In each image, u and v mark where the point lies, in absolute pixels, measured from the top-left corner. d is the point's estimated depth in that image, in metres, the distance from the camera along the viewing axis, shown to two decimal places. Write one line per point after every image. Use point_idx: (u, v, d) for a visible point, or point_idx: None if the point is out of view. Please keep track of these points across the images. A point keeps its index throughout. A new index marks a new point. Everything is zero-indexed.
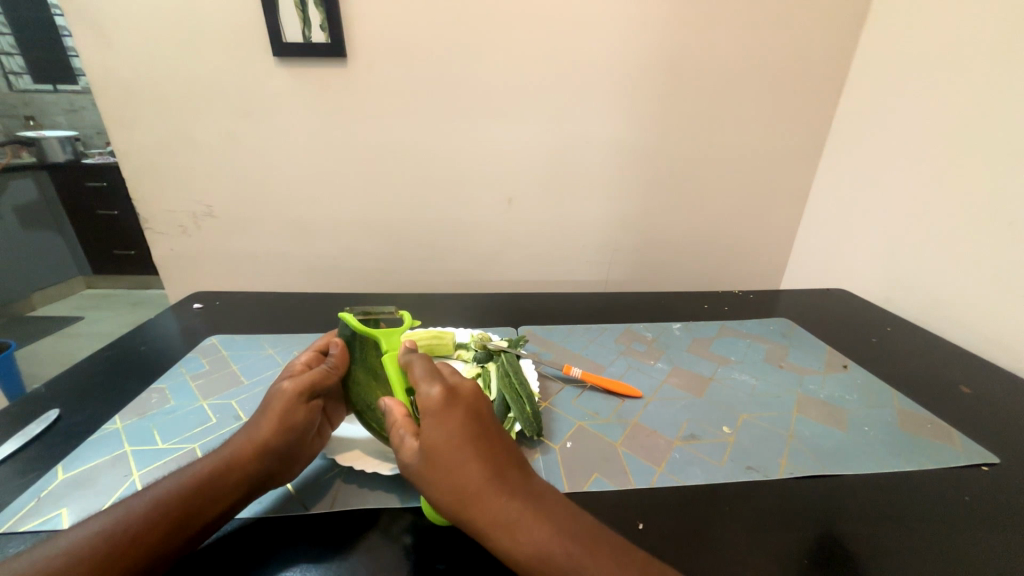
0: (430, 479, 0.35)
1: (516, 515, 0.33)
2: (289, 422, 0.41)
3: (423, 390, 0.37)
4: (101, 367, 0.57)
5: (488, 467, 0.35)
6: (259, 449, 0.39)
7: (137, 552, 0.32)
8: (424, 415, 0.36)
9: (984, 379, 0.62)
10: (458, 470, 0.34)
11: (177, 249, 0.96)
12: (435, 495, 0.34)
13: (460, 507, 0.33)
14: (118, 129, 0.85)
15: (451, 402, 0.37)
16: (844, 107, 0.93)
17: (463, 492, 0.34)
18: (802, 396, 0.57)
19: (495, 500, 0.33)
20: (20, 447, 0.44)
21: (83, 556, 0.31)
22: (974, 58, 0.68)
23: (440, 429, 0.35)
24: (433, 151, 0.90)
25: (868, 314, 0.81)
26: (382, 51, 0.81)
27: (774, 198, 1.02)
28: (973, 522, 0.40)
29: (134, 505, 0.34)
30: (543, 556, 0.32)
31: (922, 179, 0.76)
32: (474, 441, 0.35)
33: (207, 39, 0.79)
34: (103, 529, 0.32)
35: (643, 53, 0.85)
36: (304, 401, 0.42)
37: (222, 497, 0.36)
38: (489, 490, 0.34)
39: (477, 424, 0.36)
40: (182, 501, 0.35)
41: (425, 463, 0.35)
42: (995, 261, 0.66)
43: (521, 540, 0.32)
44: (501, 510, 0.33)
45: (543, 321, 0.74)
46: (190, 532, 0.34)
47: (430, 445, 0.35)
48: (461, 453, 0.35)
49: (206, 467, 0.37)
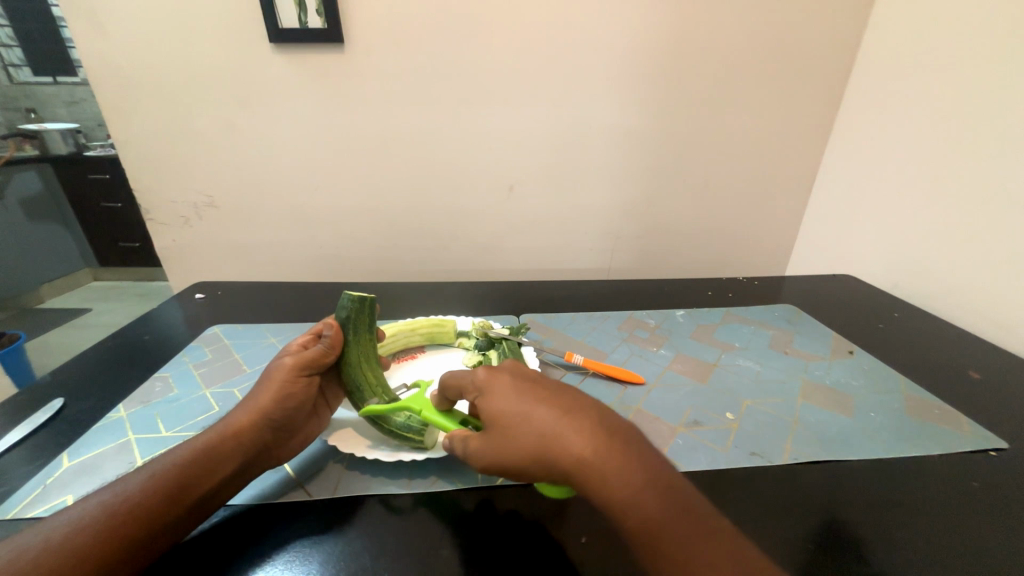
0: (501, 445, 0.34)
1: (599, 459, 0.31)
2: (288, 395, 0.42)
3: (467, 376, 0.38)
4: (105, 357, 0.57)
5: (556, 420, 0.34)
6: (256, 422, 0.40)
7: (138, 522, 0.32)
8: (479, 391, 0.37)
9: (993, 364, 0.61)
10: (524, 428, 0.34)
11: (178, 240, 0.96)
12: (512, 459, 0.33)
13: (542, 461, 0.32)
14: (117, 119, 0.84)
15: (497, 375, 0.38)
16: (853, 87, 0.90)
17: (540, 442, 0.33)
18: (806, 382, 0.57)
19: (571, 449, 0.32)
20: (25, 435, 0.44)
21: (85, 527, 0.31)
22: (990, 34, 0.66)
23: (497, 397, 0.36)
24: (432, 139, 0.89)
25: (874, 299, 0.80)
26: (378, 34, 0.80)
27: (781, 183, 1.00)
28: (980, 508, 0.40)
29: (133, 479, 0.34)
30: (631, 498, 0.30)
31: (932, 162, 0.74)
32: (534, 400, 0.35)
33: (201, 25, 0.77)
34: (104, 502, 0.33)
35: (647, 33, 0.83)
36: (304, 376, 0.43)
37: (221, 470, 0.37)
38: (565, 431, 0.33)
39: (528, 383, 0.37)
40: (182, 474, 0.35)
41: (492, 434, 0.35)
42: (1007, 245, 0.64)
43: (613, 471, 0.31)
44: (579, 458, 0.32)
45: (545, 309, 0.73)
46: (191, 502, 0.34)
47: (492, 414, 0.35)
48: (524, 412, 0.34)
49: (206, 442, 0.38)
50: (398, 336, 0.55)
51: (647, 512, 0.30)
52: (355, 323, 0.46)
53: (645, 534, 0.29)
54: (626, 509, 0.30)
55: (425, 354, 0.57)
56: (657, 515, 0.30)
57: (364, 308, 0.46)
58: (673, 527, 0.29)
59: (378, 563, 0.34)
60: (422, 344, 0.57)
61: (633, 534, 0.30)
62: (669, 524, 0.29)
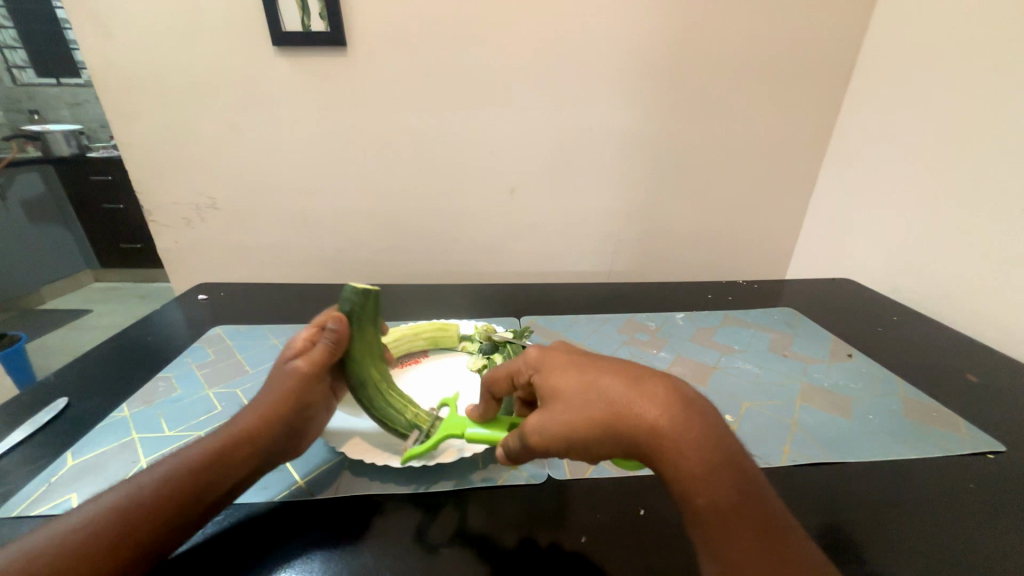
0: (568, 420, 0.33)
1: (674, 425, 0.31)
2: (305, 402, 0.42)
3: (518, 360, 0.38)
4: (108, 357, 0.58)
5: (624, 387, 0.33)
6: (272, 426, 0.40)
7: (154, 525, 0.32)
8: (538, 369, 0.37)
9: (991, 367, 0.62)
10: (592, 399, 0.33)
11: (180, 241, 0.97)
12: (581, 434, 0.32)
13: (612, 433, 0.32)
14: (120, 121, 0.85)
15: (551, 352, 0.38)
16: (851, 91, 0.91)
17: (609, 409, 0.32)
18: (806, 385, 0.57)
19: (644, 415, 0.31)
20: (29, 434, 0.44)
21: (102, 530, 0.31)
22: (986, 40, 0.66)
23: (556, 373, 0.36)
24: (433, 141, 0.89)
25: (873, 303, 0.80)
26: (381, 38, 0.80)
27: (780, 187, 1.00)
28: (977, 509, 0.40)
29: (146, 482, 0.34)
30: (707, 470, 0.30)
31: (930, 166, 0.75)
32: (598, 370, 0.34)
33: (204, 28, 0.78)
34: (116, 503, 0.33)
35: (647, 37, 0.83)
36: (320, 379, 0.43)
37: (236, 473, 0.37)
38: (635, 399, 0.32)
39: (587, 357, 0.36)
40: (196, 476, 0.35)
41: (554, 409, 0.34)
42: (1004, 249, 0.65)
43: (685, 437, 0.31)
44: (653, 425, 0.31)
45: (546, 312, 0.73)
46: (205, 505, 0.35)
47: (554, 390, 0.35)
48: (589, 383, 0.34)
49: (220, 443, 0.38)
50: (401, 341, 0.56)
51: (719, 483, 0.30)
52: (361, 318, 0.44)
53: (718, 509, 0.29)
54: (699, 483, 0.30)
55: (429, 358, 0.57)
56: (730, 488, 0.30)
57: (369, 302, 0.44)
58: (745, 505, 0.29)
59: (380, 562, 0.34)
60: (425, 348, 0.58)
61: (705, 506, 0.29)
62: (742, 499, 0.29)
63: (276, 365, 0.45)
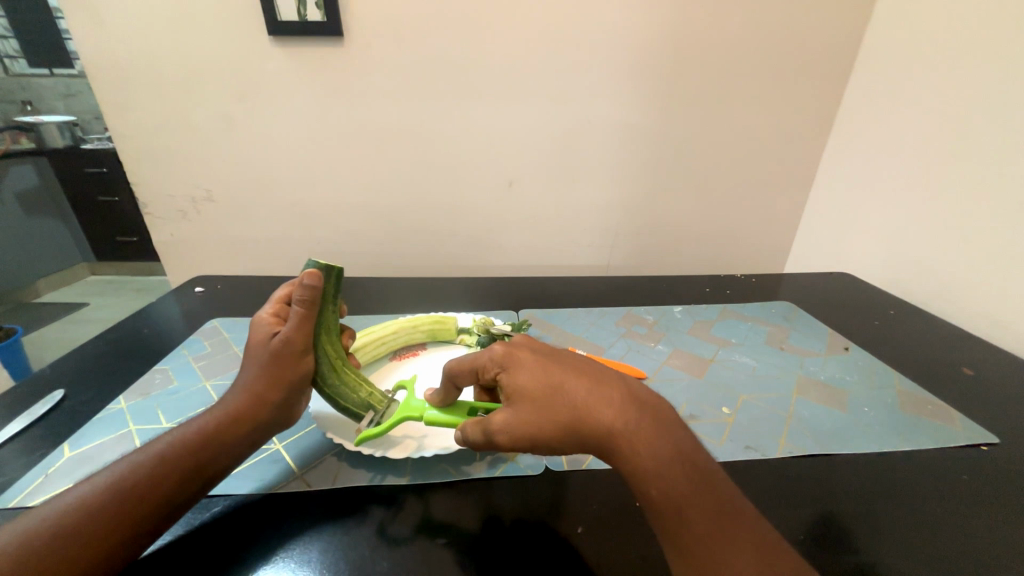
0: (533, 419, 0.34)
1: (631, 426, 0.32)
2: (298, 375, 0.41)
3: (483, 355, 0.38)
4: (104, 350, 0.58)
5: (587, 388, 0.34)
6: (267, 402, 0.40)
7: (149, 502, 0.33)
8: (502, 367, 0.37)
9: (986, 360, 0.62)
10: (557, 400, 0.34)
11: (177, 234, 0.96)
12: (544, 432, 0.33)
13: (574, 433, 0.33)
14: (113, 112, 0.84)
15: (516, 350, 0.38)
16: (851, 84, 0.90)
17: (573, 413, 0.33)
18: (802, 378, 0.57)
19: (604, 418, 0.33)
20: (26, 426, 0.44)
21: (97, 507, 0.32)
22: (986, 33, 0.66)
23: (521, 372, 0.36)
24: (431, 134, 0.89)
25: (870, 296, 0.80)
26: (377, 28, 0.79)
27: (779, 181, 1.00)
28: (970, 500, 0.40)
29: (139, 460, 0.34)
30: (662, 470, 0.31)
31: (928, 160, 0.75)
32: (563, 371, 0.35)
33: (198, 17, 0.77)
34: (108, 485, 0.33)
35: (647, 28, 0.82)
36: (308, 352, 0.41)
37: (230, 452, 0.38)
38: (595, 402, 0.33)
39: (551, 357, 0.37)
40: (190, 456, 0.36)
41: (519, 408, 0.34)
42: (1002, 244, 0.65)
43: (642, 438, 0.32)
44: (612, 426, 0.32)
45: (544, 305, 0.73)
46: (201, 482, 0.35)
47: (519, 389, 0.35)
48: (554, 384, 0.34)
49: (211, 424, 0.38)
50: (400, 333, 0.56)
51: (675, 483, 0.30)
52: (324, 292, 0.41)
53: (669, 506, 0.30)
54: (655, 482, 0.31)
55: (427, 351, 0.57)
56: (686, 487, 0.30)
57: (332, 277, 0.42)
58: (700, 504, 0.30)
59: (376, 550, 0.34)
60: (424, 341, 0.58)
61: (660, 502, 0.30)
62: (697, 497, 0.30)
63: (252, 341, 0.41)
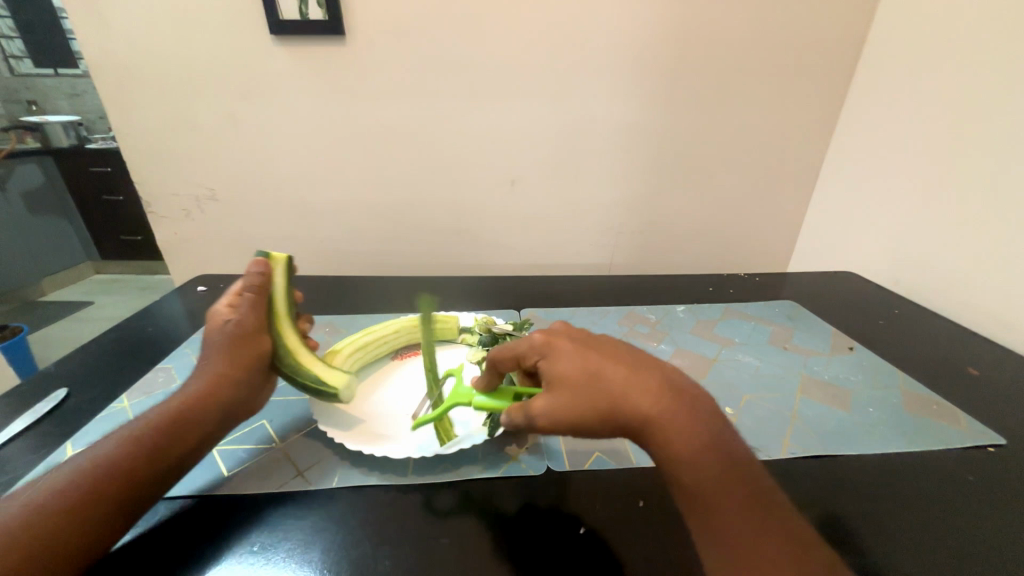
0: (573, 403, 0.35)
1: (667, 412, 0.33)
2: (256, 352, 0.43)
3: (524, 343, 0.40)
4: (108, 348, 0.58)
5: (624, 375, 0.35)
6: (230, 381, 0.41)
7: (116, 487, 0.33)
8: (541, 355, 0.38)
9: (992, 361, 0.62)
10: (595, 386, 0.35)
11: (180, 233, 0.97)
12: (583, 416, 0.35)
13: (612, 417, 0.34)
14: (116, 112, 0.84)
15: (555, 338, 0.39)
16: (856, 81, 0.89)
17: (611, 398, 0.35)
18: (805, 377, 0.57)
19: (640, 403, 0.34)
20: (30, 423, 0.45)
21: (65, 492, 0.32)
22: (992, 29, 0.65)
23: (561, 359, 0.37)
24: (432, 132, 0.88)
25: (875, 295, 0.80)
26: (378, 26, 0.79)
27: (783, 179, 0.99)
28: (975, 502, 0.40)
29: (106, 447, 0.35)
30: (696, 454, 0.32)
31: (933, 158, 0.74)
32: (601, 358, 0.37)
33: (199, 16, 0.77)
34: (81, 466, 0.33)
35: (649, 25, 0.82)
36: (263, 331, 0.44)
37: (198, 431, 0.39)
38: (633, 388, 0.35)
39: (589, 344, 0.38)
40: (159, 435, 0.36)
41: (559, 393, 0.36)
42: (1008, 242, 0.64)
43: (677, 422, 0.33)
44: (647, 411, 0.34)
45: (546, 304, 0.73)
46: (166, 466, 0.36)
47: (558, 376, 0.36)
48: (592, 369, 0.36)
49: (173, 408, 0.39)
50: (401, 333, 0.56)
51: (708, 467, 0.32)
52: (274, 279, 0.46)
53: (702, 487, 0.31)
54: (688, 464, 0.32)
55: None
56: (717, 469, 0.32)
57: (281, 265, 0.47)
58: (731, 486, 0.31)
59: (378, 551, 0.34)
60: None
61: (693, 484, 0.32)
62: (727, 480, 0.31)
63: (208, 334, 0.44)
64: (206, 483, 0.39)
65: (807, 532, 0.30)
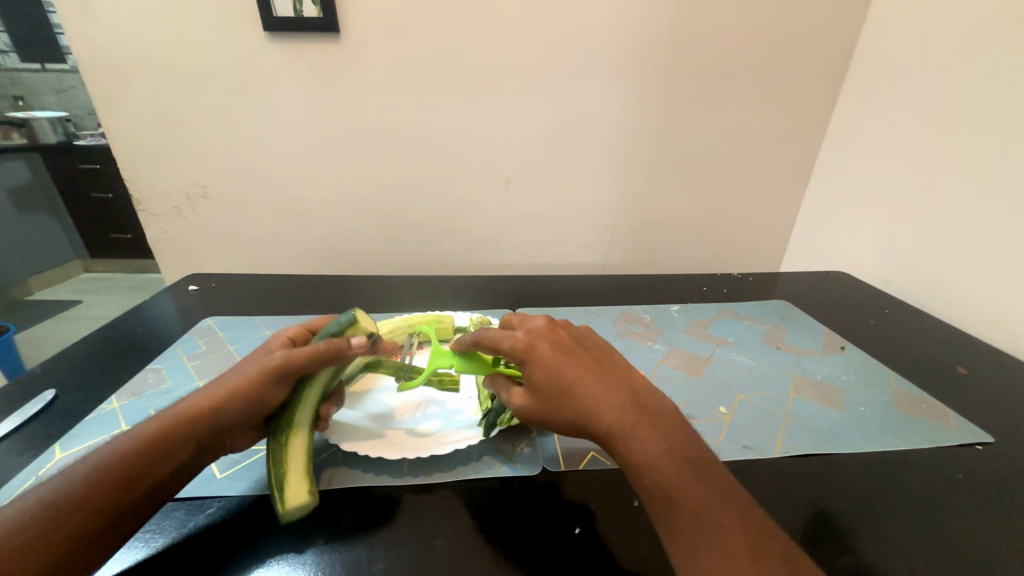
0: (547, 409, 0.37)
1: (629, 426, 0.35)
2: (260, 397, 0.38)
3: (507, 341, 0.39)
4: (97, 349, 0.57)
5: (597, 392, 0.37)
6: (220, 412, 0.38)
7: (86, 516, 0.31)
8: (521, 362, 0.39)
9: (981, 360, 0.62)
10: (569, 399, 0.37)
11: (171, 231, 0.95)
12: (554, 422, 0.37)
13: (581, 426, 0.36)
14: (105, 108, 0.82)
15: (537, 341, 0.39)
16: (848, 83, 0.90)
17: (582, 412, 0.36)
18: (797, 377, 0.57)
19: (607, 416, 0.36)
20: (16, 427, 0.44)
21: (31, 524, 0.29)
22: (982, 34, 0.66)
23: (538, 366, 0.38)
24: (428, 131, 0.88)
25: (867, 295, 0.81)
26: (373, 24, 0.79)
27: (776, 180, 1.00)
28: (965, 500, 0.41)
29: (75, 472, 0.32)
30: (652, 463, 0.34)
31: (925, 160, 0.75)
32: (581, 372, 0.38)
33: (191, 12, 0.76)
34: (47, 495, 0.31)
35: (644, 26, 0.82)
36: (284, 384, 0.39)
37: (177, 459, 0.35)
38: (603, 403, 0.36)
39: (569, 354, 0.39)
40: (128, 464, 0.33)
41: (536, 398, 0.38)
42: (998, 244, 0.65)
43: (639, 435, 0.35)
44: (613, 423, 0.36)
45: (542, 304, 0.73)
46: (143, 492, 0.33)
47: (534, 383, 0.38)
48: (567, 384, 0.37)
49: (153, 429, 0.36)
50: (396, 332, 0.56)
51: (666, 477, 0.33)
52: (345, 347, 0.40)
53: (656, 491, 0.33)
54: (649, 473, 0.34)
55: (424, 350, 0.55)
56: (674, 480, 0.33)
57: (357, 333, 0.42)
58: (688, 494, 0.32)
59: (372, 555, 0.34)
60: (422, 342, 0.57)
61: (650, 488, 0.33)
62: (684, 493, 0.32)
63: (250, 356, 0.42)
64: (200, 487, 0.38)
65: (784, 540, 0.31)
